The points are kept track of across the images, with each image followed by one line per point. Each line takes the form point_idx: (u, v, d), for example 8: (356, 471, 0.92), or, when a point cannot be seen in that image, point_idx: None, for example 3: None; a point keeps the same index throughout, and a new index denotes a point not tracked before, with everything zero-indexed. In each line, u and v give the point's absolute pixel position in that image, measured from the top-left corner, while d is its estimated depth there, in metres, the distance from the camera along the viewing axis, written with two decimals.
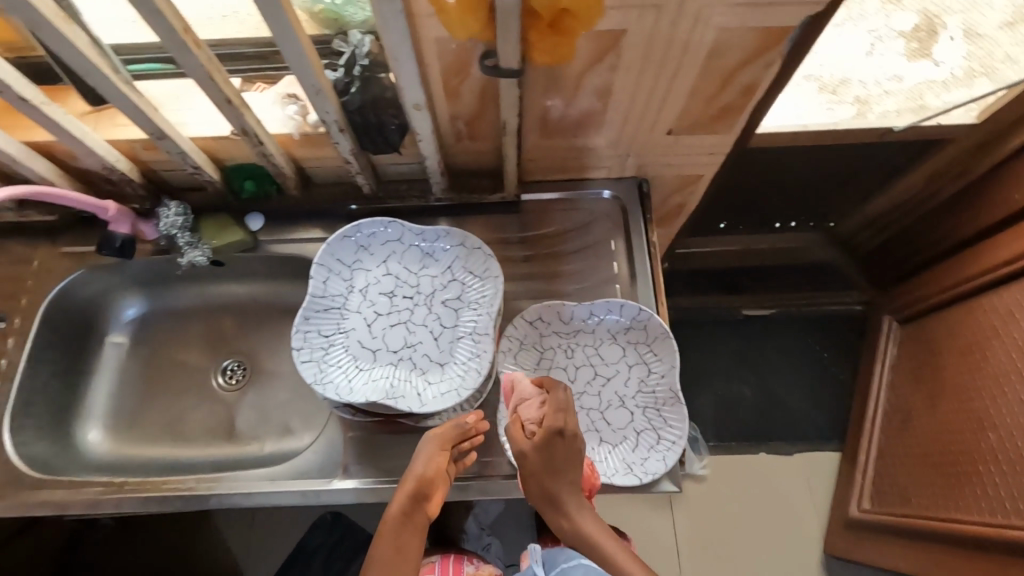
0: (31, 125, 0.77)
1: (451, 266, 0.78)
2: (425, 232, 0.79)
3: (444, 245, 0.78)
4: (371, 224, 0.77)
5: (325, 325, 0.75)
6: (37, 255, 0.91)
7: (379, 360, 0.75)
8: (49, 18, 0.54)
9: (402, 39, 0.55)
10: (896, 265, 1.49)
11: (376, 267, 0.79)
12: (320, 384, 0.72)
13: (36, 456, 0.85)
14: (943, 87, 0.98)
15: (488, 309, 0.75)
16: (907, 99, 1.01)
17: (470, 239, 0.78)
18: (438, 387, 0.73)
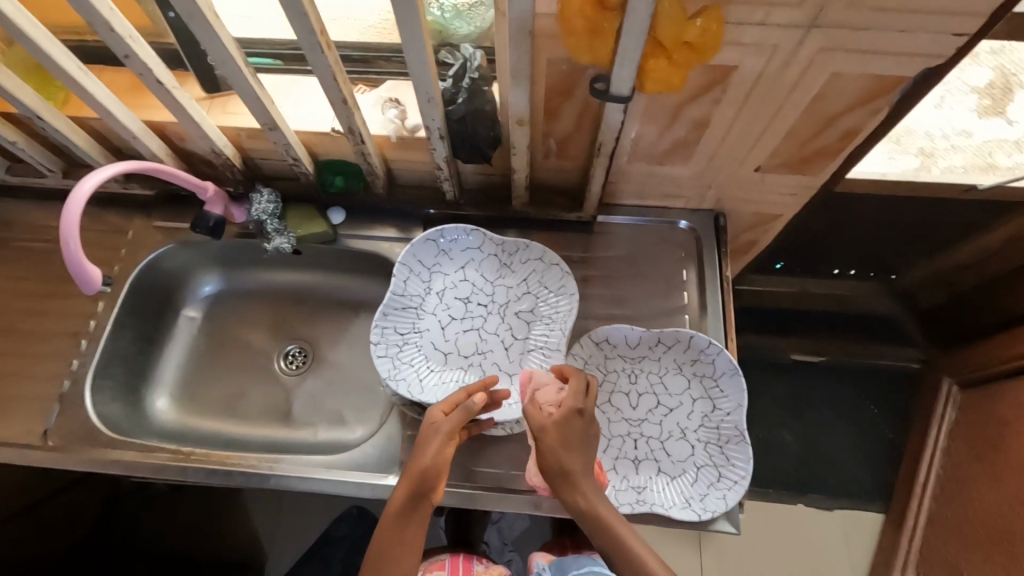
0: (152, 105, 0.83)
1: (526, 279, 0.82)
2: (505, 242, 0.82)
3: (522, 257, 0.82)
4: (454, 230, 0.81)
5: (402, 322, 0.81)
6: (132, 226, 0.96)
7: (451, 364, 0.81)
8: (204, 12, 0.57)
9: (525, 57, 0.57)
10: (961, 327, 1.42)
11: (454, 271, 0.83)
12: (394, 380, 0.77)
13: (110, 416, 0.89)
14: (1014, 147, 0.93)
15: (560, 325, 0.79)
16: (974, 155, 0.95)
17: (548, 254, 0.81)
18: (505, 396, 0.78)
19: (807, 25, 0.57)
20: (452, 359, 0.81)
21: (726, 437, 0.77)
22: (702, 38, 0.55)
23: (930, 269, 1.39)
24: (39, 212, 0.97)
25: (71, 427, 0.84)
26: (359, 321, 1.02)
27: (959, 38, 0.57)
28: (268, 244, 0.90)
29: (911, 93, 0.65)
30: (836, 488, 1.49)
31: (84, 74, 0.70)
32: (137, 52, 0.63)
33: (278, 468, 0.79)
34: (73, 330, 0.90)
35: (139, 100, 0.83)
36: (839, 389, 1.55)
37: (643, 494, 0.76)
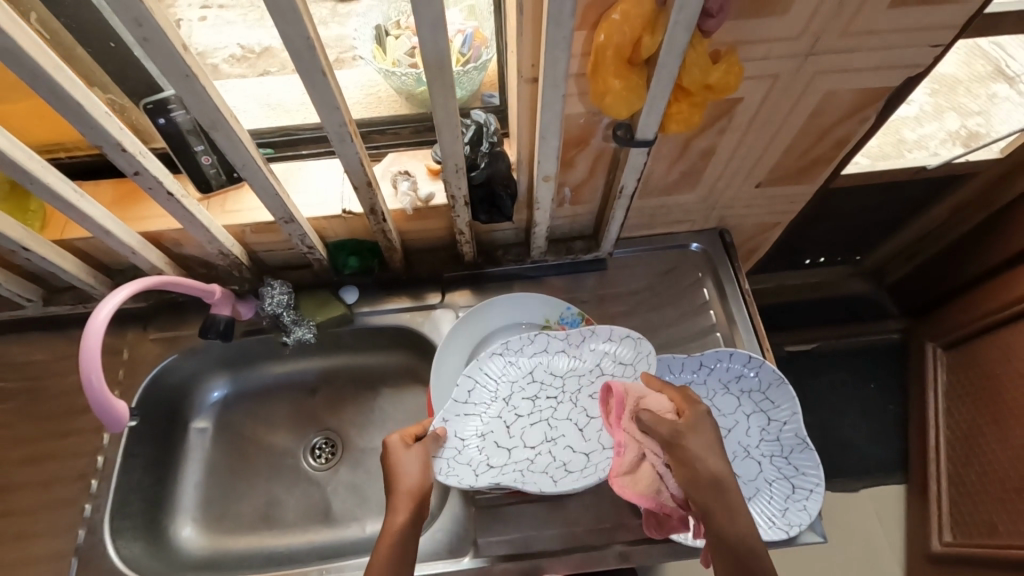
0: (148, 216, 0.79)
1: (599, 363, 0.80)
2: (571, 333, 0.80)
3: (590, 343, 0.80)
4: (519, 340, 0.79)
5: (462, 427, 0.76)
6: (126, 343, 0.89)
7: (515, 457, 0.76)
8: (228, 117, 0.55)
9: (557, 118, 0.59)
10: (925, 295, 1.42)
11: (522, 377, 0.80)
12: (445, 474, 0.72)
13: (136, 559, 0.80)
14: (916, 122, 1.06)
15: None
16: (885, 134, 1.08)
17: (616, 331, 0.79)
18: (575, 475, 0.74)
19: (804, 55, 0.62)
20: (517, 454, 0.76)
21: (789, 446, 0.80)
22: (722, 78, 0.58)
23: (894, 244, 1.42)
24: (17, 348, 0.89)
25: None
26: (385, 398, 0.97)
27: (936, 48, 0.63)
28: (287, 337, 0.87)
29: (894, 99, 0.71)
30: (854, 468, 1.45)
31: (81, 198, 0.65)
32: (148, 167, 0.60)
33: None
34: (80, 472, 0.82)
35: (130, 211, 0.79)
36: (839, 374, 1.52)
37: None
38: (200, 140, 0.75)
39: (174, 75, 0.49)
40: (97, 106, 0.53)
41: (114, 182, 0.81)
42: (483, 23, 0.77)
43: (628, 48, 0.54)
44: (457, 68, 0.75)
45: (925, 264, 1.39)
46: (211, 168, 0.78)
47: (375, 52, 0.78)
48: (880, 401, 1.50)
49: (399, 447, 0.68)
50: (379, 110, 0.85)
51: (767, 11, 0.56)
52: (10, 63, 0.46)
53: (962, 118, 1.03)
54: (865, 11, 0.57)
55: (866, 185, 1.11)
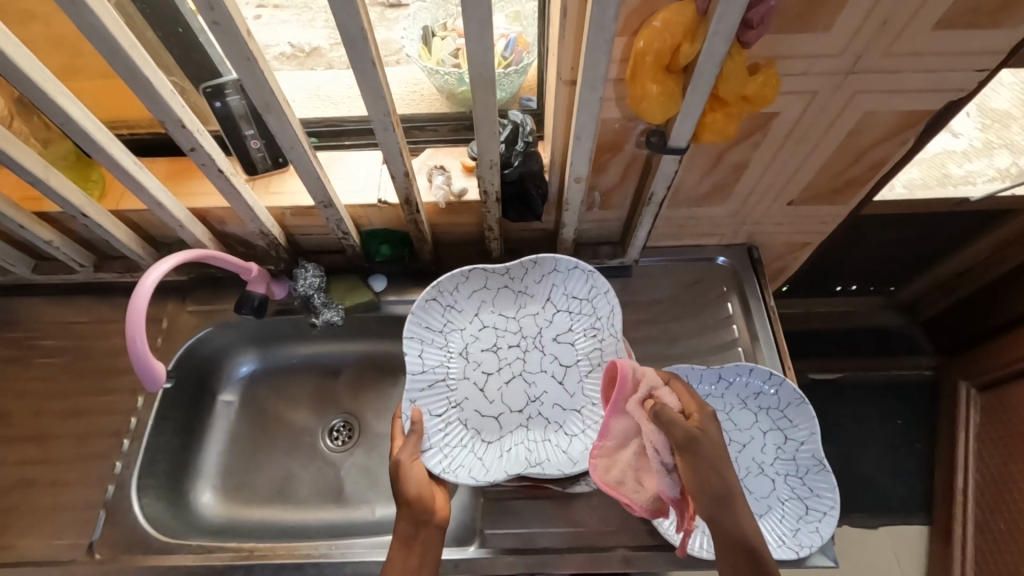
0: (197, 192, 0.83)
1: (550, 297, 0.85)
2: (511, 267, 0.84)
3: (535, 279, 0.84)
4: (451, 280, 0.83)
5: (434, 401, 0.80)
6: (165, 313, 0.93)
7: (507, 426, 0.81)
8: (281, 101, 0.58)
9: (593, 120, 0.60)
10: (963, 331, 1.37)
11: (469, 321, 0.85)
12: (452, 472, 0.76)
13: (158, 517, 0.84)
14: (963, 157, 1.01)
15: (609, 332, 0.82)
16: (929, 167, 1.02)
17: (563, 262, 0.83)
18: (582, 441, 0.79)
19: (844, 72, 0.62)
20: (503, 419, 0.81)
21: (804, 467, 0.79)
22: (758, 90, 0.59)
23: (928, 277, 1.37)
24: (66, 311, 0.95)
25: (119, 538, 0.79)
26: (403, 386, 1.00)
27: (981, 73, 0.62)
28: (316, 319, 0.90)
29: (935, 124, 0.70)
30: (873, 503, 1.40)
31: (140, 169, 0.69)
32: (204, 144, 0.64)
33: (351, 554, 0.76)
34: (114, 429, 0.86)
35: (182, 186, 0.84)
36: (863, 406, 1.48)
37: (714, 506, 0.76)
38: (251, 124, 0.79)
39: (237, 58, 0.53)
40: (165, 84, 0.57)
41: (168, 160, 0.86)
42: (526, 29, 0.79)
43: (667, 55, 0.55)
44: (498, 70, 0.77)
45: (962, 299, 1.34)
46: (259, 152, 0.82)
47: (421, 52, 0.81)
48: (906, 436, 1.45)
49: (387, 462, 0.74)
50: (421, 107, 0.88)
51: (807, 26, 0.57)
52: (92, 36, 0.50)
53: (1014, 156, 0.99)
54: (909, 31, 0.57)
55: (906, 214, 1.08)
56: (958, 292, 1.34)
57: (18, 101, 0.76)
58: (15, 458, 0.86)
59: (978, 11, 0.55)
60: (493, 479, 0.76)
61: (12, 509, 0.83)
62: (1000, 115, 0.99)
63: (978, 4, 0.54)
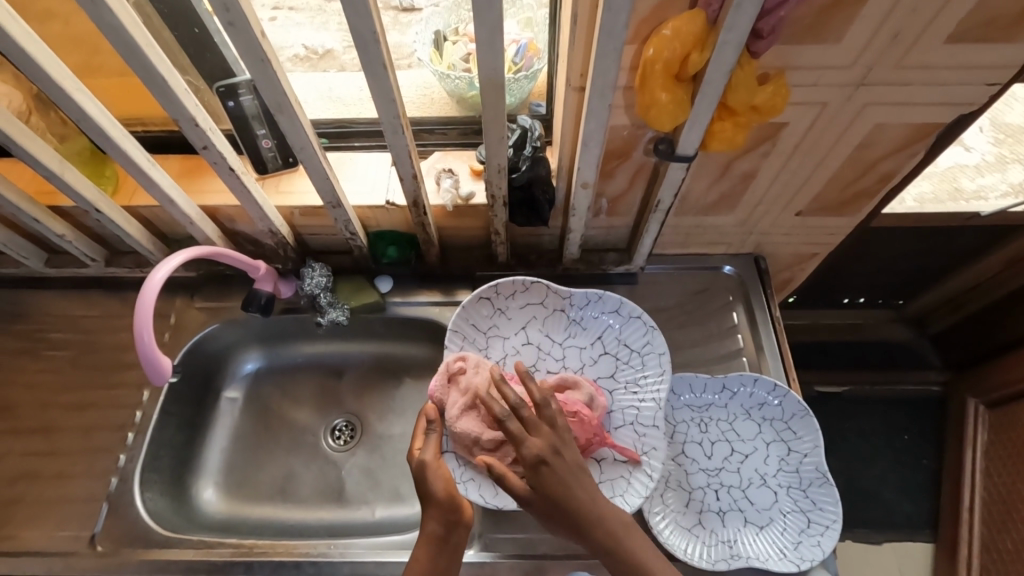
0: (207, 190, 0.84)
1: (601, 336, 0.83)
2: (573, 295, 0.84)
3: (590, 313, 0.83)
4: (509, 285, 0.83)
5: None
6: (173, 309, 0.94)
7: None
8: (293, 102, 0.59)
9: (602, 127, 0.60)
10: (973, 346, 1.35)
11: (514, 333, 0.85)
12: (464, 484, 0.76)
13: (159, 511, 0.84)
14: (976, 172, 1.00)
15: (652, 392, 0.79)
16: (940, 182, 1.01)
17: (625, 307, 0.82)
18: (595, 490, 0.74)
19: (854, 84, 0.62)
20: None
21: (807, 479, 0.78)
22: (767, 100, 0.60)
23: (937, 293, 1.36)
24: (76, 304, 0.96)
25: (121, 531, 0.80)
26: (406, 388, 1.00)
27: (993, 88, 0.62)
28: (321, 318, 0.91)
29: (946, 137, 0.70)
30: (877, 519, 1.38)
31: (153, 166, 0.70)
32: (215, 143, 0.65)
33: (350, 554, 0.77)
34: (120, 423, 0.87)
35: (193, 183, 0.85)
36: (869, 420, 1.46)
37: (692, 493, 0.79)
38: (262, 124, 0.80)
39: (251, 59, 0.53)
40: (180, 83, 0.58)
41: (180, 157, 0.87)
42: (537, 35, 0.80)
43: (676, 64, 0.55)
44: (508, 75, 0.78)
45: (972, 315, 1.33)
46: (270, 151, 0.83)
47: (432, 56, 0.82)
48: (913, 452, 1.43)
49: (412, 460, 0.70)
50: (431, 111, 0.89)
51: (818, 38, 0.57)
52: (110, 35, 0.51)
53: None
54: (920, 45, 0.57)
55: (916, 227, 1.07)
56: (967, 307, 1.33)
57: (35, 97, 0.77)
58: (22, 449, 0.87)
59: (991, 25, 0.55)
60: (499, 505, 0.75)
61: (17, 499, 0.83)
62: (1015, 130, 0.98)
63: (988, 19, 0.54)
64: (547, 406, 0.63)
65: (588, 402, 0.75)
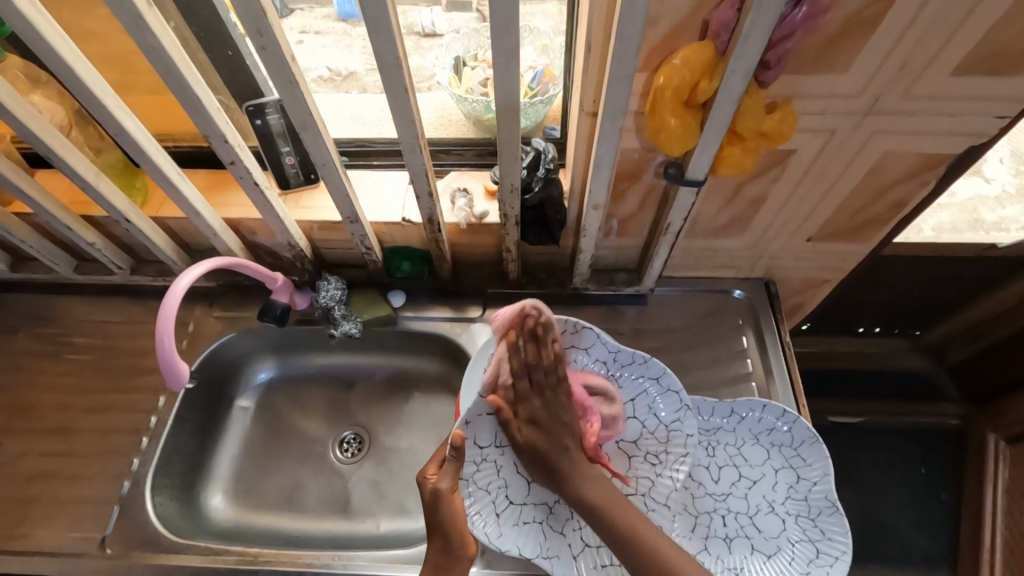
0: (231, 203, 0.87)
1: (634, 400, 0.80)
2: (620, 352, 0.80)
3: (628, 374, 0.80)
4: (561, 324, 0.79)
5: (486, 430, 0.75)
6: (192, 317, 0.97)
7: (535, 497, 0.76)
8: (317, 121, 0.62)
9: (613, 150, 0.62)
10: (993, 378, 1.32)
11: None
12: (472, 518, 0.73)
13: (168, 516, 0.86)
14: (996, 203, 0.99)
15: (672, 469, 0.78)
16: (959, 212, 1.00)
17: (666, 377, 0.79)
18: (593, 553, 0.75)
19: (862, 113, 0.63)
20: (535, 488, 0.76)
21: (816, 508, 0.77)
22: (775, 127, 0.61)
23: (955, 322, 1.34)
24: (100, 309, 0.99)
25: (130, 533, 0.81)
26: (415, 402, 1.01)
27: (1002, 120, 0.62)
28: (334, 330, 0.93)
29: (957, 167, 0.70)
30: (894, 555, 1.34)
31: (181, 179, 0.73)
32: (243, 158, 0.68)
33: (353, 566, 0.77)
34: (135, 426, 0.89)
35: (219, 197, 0.88)
36: (885, 452, 1.43)
37: (699, 518, 0.78)
38: (287, 142, 0.83)
39: (280, 80, 0.56)
40: (212, 101, 0.61)
41: (208, 172, 0.91)
42: (553, 62, 0.82)
43: (686, 91, 0.57)
44: (524, 99, 0.80)
45: (992, 347, 1.30)
46: (292, 168, 0.86)
47: (451, 80, 0.85)
48: (930, 487, 1.39)
49: (424, 485, 0.72)
50: (449, 132, 0.92)
51: (825, 69, 0.58)
52: (151, 56, 0.54)
53: None
54: (927, 77, 0.58)
55: (932, 256, 1.06)
56: (986, 339, 1.30)
57: (76, 113, 0.81)
58: (40, 449, 0.90)
59: (997, 58, 0.56)
60: (502, 547, 0.73)
61: (32, 498, 0.85)
62: None
63: (993, 52, 0.55)
64: (557, 374, 0.74)
65: (608, 421, 0.78)
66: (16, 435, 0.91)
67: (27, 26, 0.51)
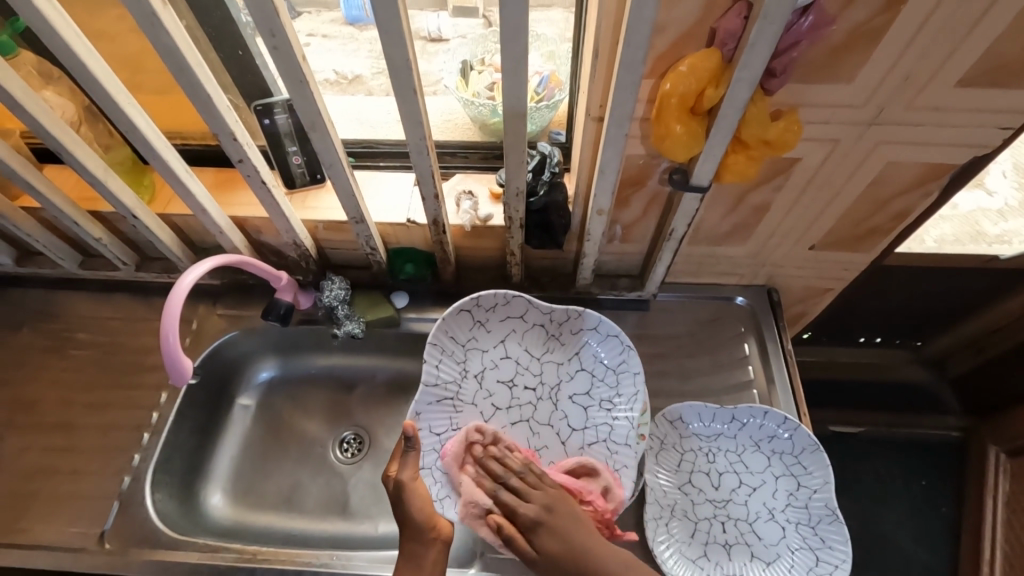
0: (238, 202, 0.88)
1: (578, 354, 0.84)
2: (554, 311, 0.83)
3: (569, 330, 0.84)
4: (491, 298, 0.82)
5: (438, 417, 0.82)
6: (196, 315, 0.97)
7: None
8: (326, 120, 0.62)
9: (618, 154, 0.63)
10: (995, 391, 1.32)
11: (492, 347, 0.85)
12: (442, 502, 0.77)
13: (168, 513, 0.86)
14: (999, 216, 0.99)
15: (625, 412, 0.80)
16: (963, 225, 1.01)
17: (604, 326, 0.81)
18: None
19: (866, 123, 0.64)
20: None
21: (817, 516, 0.77)
22: (780, 135, 0.62)
23: (957, 334, 1.33)
24: (104, 305, 1.00)
25: (129, 529, 0.81)
26: None
27: (1005, 131, 0.63)
28: (337, 330, 0.93)
29: (960, 178, 0.71)
30: (895, 567, 1.33)
31: (189, 176, 0.73)
32: (251, 157, 0.68)
33: (352, 566, 0.77)
34: (137, 423, 0.90)
35: (225, 196, 0.89)
36: (886, 463, 1.42)
37: (698, 524, 0.78)
38: (294, 142, 0.84)
39: (291, 80, 0.57)
40: (222, 100, 0.62)
41: (215, 170, 0.92)
42: (559, 68, 0.83)
43: (692, 98, 0.58)
44: (530, 104, 0.81)
45: (993, 360, 1.29)
46: (299, 168, 0.87)
47: (458, 83, 0.86)
48: (931, 499, 1.39)
49: (388, 481, 0.72)
50: (455, 135, 0.92)
51: (829, 79, 0.59)
52: (164, 54, 0.55)
53: None
54: (931, 88, 0.59)
55: (936, 267, 1.06)
56: (987, 352, 1.30)
57: (87, 109, 0.82)
58: (41, 445, 0.90)
59: (1001, 70, 0.56)
60: None
61: (33, 493, 0.85)
62: None
63: (997, 64, 0.56)
64: (532, 472, 0.73)
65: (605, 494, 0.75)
66: (18, 430, 0.91)
67: (42, 22, 0.51)
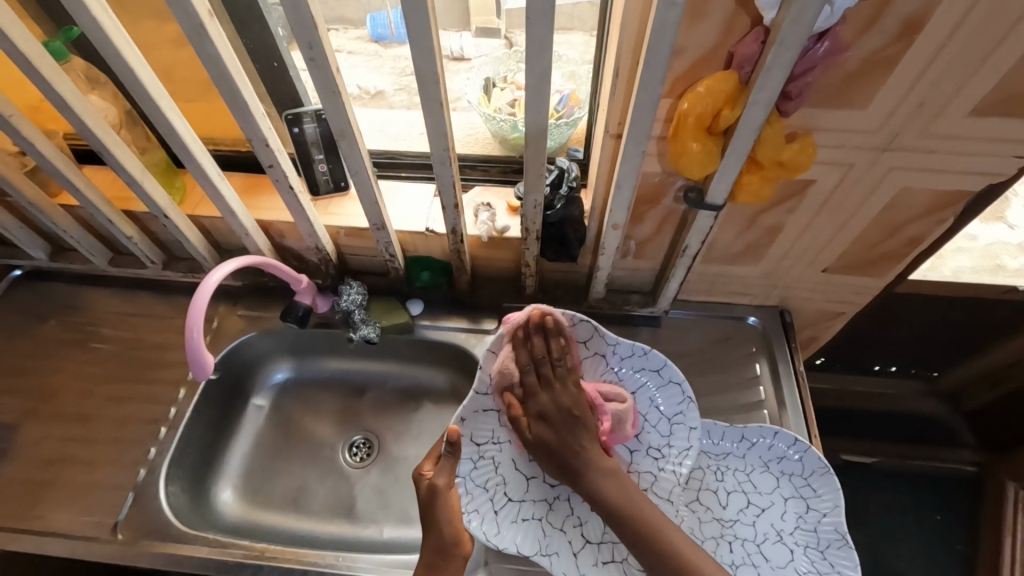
0: (265, 206, 0.91)
1: (635, 395, 0.81)
2: (619, 344, 0.80)
3: (626, 368, 0.81)
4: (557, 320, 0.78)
5: (481, 426, 0.80)
6: (217, 314, 1.00)
7: (533, 494, 0.79)
8: (354, 129, 0.65)
9: (634, 171, 0.65)
10: (1013, 427, 1.28)
11: None
12: (468, 514, 0.77)
13: (180, 506, 0.87)
14: (1018, 250, 0.99)
15: (673, 465, 0.79)
16: (981, 257, 1.00)
17: (668, 370, 0.79)
18: (593, 548, 0.76)
19: (879, 149, 0.65)
20: (533, 485, 0.79)
21: (825, 540, 0.77)
22: (794, 157, 0.63)
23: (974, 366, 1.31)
24: (129, 301, 1.03)
25: (142, 521, 0.82)
26: (425, 411, 1.02)
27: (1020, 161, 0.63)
28: (353, 334, 0.94)
29: (975, 206, 0.71)
30: None
31: (221, 179, 0.77)
32: (281, 162, 0.71)
33: (357, 568, 0.77)
34: (154, 417, 0.92)
35: (253, 200, 0.92)
36: (899, 495, 1.39)
37: (704, 544, 0.78)
38: (321, 151, 0.87)
39: (325, 91, 0.60)
40: (258, 108, 0.65)
41: (245, 176, 0.95)
42: (579, 87, 0.86)
43: (708, 118, 0.60)
44: (551, 121, 0.84)
45: (1010, 394, 1.24)
46: (323, 175, 0.90)
47: (481, 99, 0.89)
48: (945, 535, 1.35)
49: (421, 481, 0.74)
50: (476, 149, 0.95)
51: (843, 105, 0.61)
52: (207, 62, 0.58)
53: None
54: (944, 116, 0.60)
55: (953, 296, 1.05)
56: (1005, 385, 1.25)
57: (127, 113, 0.86)
58: (59, 435, 0.92)
59: (1015, 101, 0.58)
60: (499, 543, 0.76)
61: (49, 481, 0.87)
62: None
63: (1012, 94, 0.57)
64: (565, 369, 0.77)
65: (617, 421, 0.77)
66: (38, 419, 0.94)
67: (98, 30, 0.55)
